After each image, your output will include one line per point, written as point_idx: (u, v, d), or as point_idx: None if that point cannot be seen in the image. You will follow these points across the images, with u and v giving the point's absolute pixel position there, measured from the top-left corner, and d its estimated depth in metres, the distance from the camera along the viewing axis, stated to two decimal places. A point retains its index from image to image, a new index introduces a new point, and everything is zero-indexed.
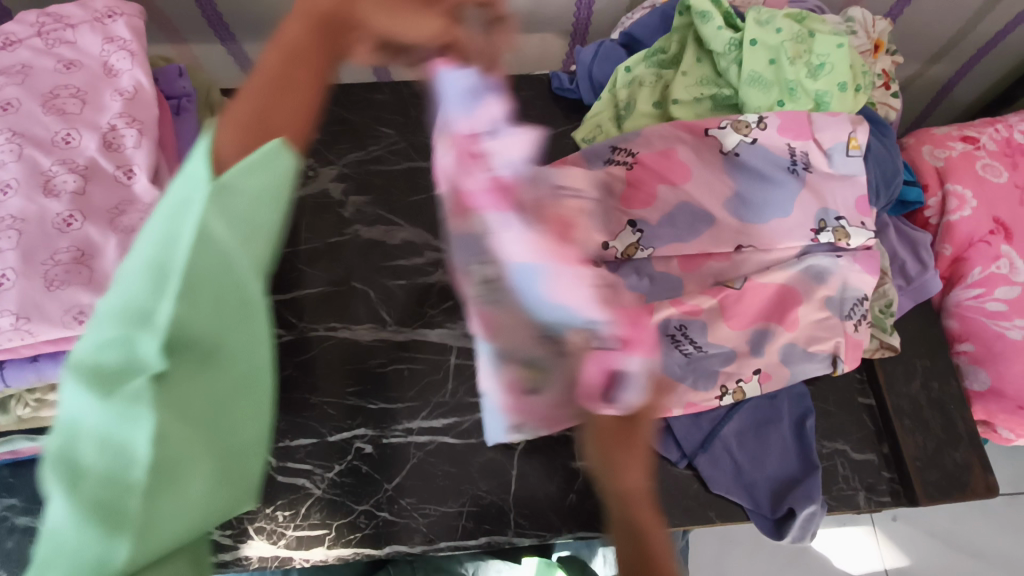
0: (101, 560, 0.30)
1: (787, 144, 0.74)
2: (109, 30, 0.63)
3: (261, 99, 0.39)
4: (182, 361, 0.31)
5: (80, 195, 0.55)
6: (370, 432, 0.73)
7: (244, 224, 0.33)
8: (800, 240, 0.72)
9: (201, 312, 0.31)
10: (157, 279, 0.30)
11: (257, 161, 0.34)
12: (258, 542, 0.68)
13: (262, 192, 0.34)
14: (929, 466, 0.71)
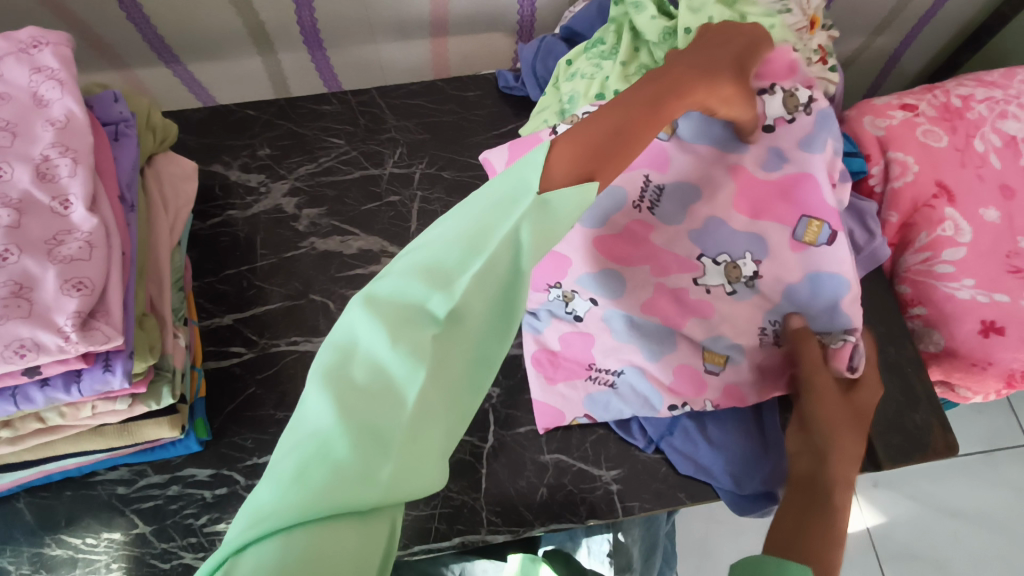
0: (365, 471, 0.39)
1: (724, 131, 0.71)
2: (36, 59, 0.63)
3: (590, 140, 0.52)
4: (459, 324, 0.45)
5: (14, 229, 0.54)
6: None
7: (543, 238, 0.47)
8: (741, 241, 0.70)
9: (488, 287, 0.45)
10: (466, 252, 0.45)
11: (570, 194, 0.49)
12: None
13: (564, 220, 0.49)
14: (890, 430, 0.73)
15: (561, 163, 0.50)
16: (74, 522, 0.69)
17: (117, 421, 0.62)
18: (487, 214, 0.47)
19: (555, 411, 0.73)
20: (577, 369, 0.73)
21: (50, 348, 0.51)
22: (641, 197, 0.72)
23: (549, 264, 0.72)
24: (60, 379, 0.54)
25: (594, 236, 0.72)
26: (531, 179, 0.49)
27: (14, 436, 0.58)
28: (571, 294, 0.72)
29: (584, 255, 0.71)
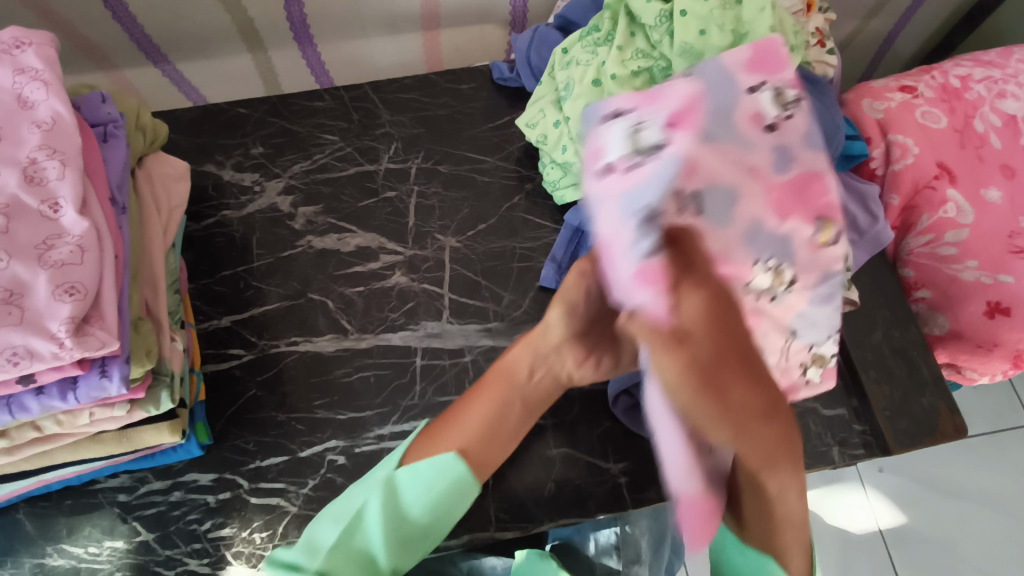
0: None
1: (744, 108, 0.54)
2: (19, 60, 0.61)
3: (433, 434, 0.64)
4: None
5: (4, 234, 0.53)
6: (341, 443, 0.72)
7: (405, 504, 0.60)
8: (781, 248, 0.59)
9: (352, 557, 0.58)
10: (339, 515, 0.61)
11: (417, 472, 0.61)
12: (236, 567, 0.67)
13: (423, 496, 0.60)
14: (898, 414, 0.72)
15: (428, 446, 0.63)
16: (76, 531, 0.68)
17: (116, 428, 0.61)
18: (362, 486, 0.63)
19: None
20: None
21: (45, 355, 0.50)
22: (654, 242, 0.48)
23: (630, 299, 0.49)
24: (55, 387, 0.53)
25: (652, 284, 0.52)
26: (389, 465, 0.63)
27: (10, 446, 0.57)
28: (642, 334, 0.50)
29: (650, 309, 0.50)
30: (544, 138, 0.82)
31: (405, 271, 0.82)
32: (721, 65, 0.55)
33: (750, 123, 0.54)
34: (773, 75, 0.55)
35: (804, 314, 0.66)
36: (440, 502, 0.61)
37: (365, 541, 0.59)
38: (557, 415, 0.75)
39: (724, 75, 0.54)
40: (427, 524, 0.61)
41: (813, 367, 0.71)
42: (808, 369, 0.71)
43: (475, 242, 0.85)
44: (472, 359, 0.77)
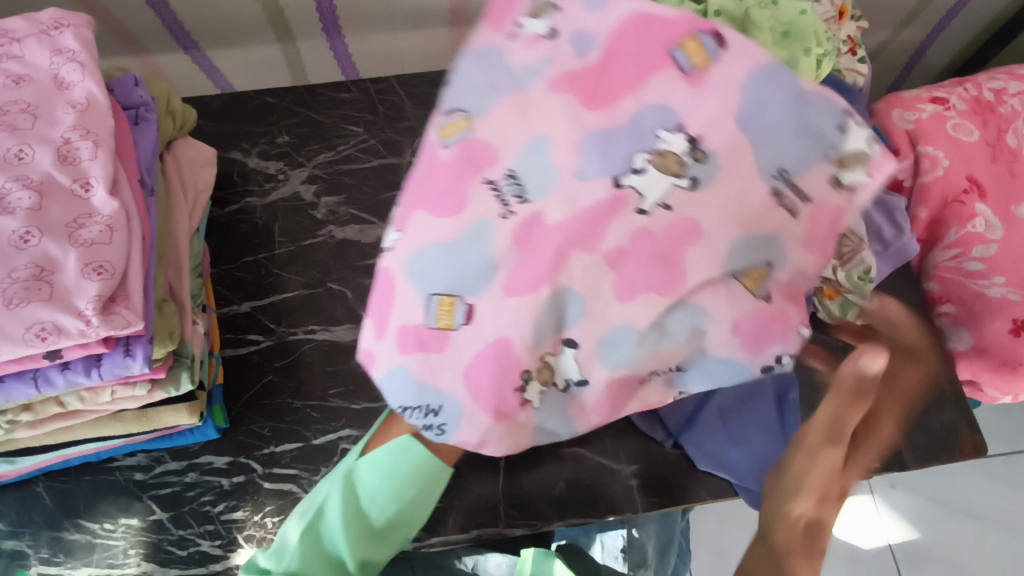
0: None
1: (506, 61, 0.53)
2: (57, 41, 0.62)
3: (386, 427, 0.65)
4: None
5: (35, 211, 0.54)
6: (354, 432, 0.73)
7: (366, 497, 0.62)
8: (642, 133, 0.47)
9: (319, 551, 0.61)
10: (303, 513, 0.64)
11: (375, 464, 0.62)
12: (247, 550, 0.68)
13: (384, 486, 0.62)
14: (916, 429, 0.72)
15: (388, 433, 0.64)
16: (92, 507, 0.70)
17: (136, 407, 0.62)
18: (325, 481, 0.65)
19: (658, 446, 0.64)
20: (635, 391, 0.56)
21: (72, 332, 0.51)
22: (413, 407, 0.56)
23: (484, 392, 0.52)
24: (80, 363, 0.54)
25: (502, 340, 0.50)
26: (350, 461, 0.65)
27: (34, 420, 0.58)
28: (532, 402, 0.54)
29: (530, 366, 0.51)
30: None
31: None
32: (473, 55, 0.55)
33: (525, 52, 0.53)
34: (514, 13, 0.55)
35: (774, 151, 0.46)
36: (403, 490, 0.62)
37: (330, 534, 0.62)
38: None
39: (491, 56, 0.54)
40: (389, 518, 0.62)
41: (853, 167, 0.46)
42: (849, 169, 0.46)
43: None
44: None
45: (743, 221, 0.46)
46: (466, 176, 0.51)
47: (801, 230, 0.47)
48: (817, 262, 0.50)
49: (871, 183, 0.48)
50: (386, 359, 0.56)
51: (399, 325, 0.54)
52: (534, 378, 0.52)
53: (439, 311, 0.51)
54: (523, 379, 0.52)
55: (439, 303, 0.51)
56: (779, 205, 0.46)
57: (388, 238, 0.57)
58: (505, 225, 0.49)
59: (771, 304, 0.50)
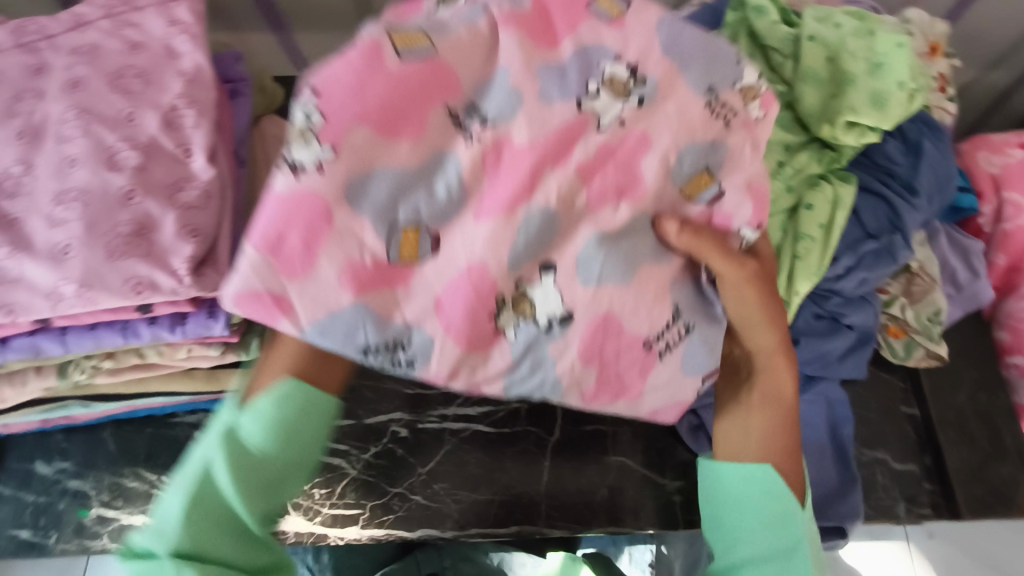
0: None
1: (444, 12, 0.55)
2: (172, 14, 0.65)
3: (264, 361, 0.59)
4: (198, 554, 0.54)
5: (141, 170, 0.57)
6: (405, 416, 0.75)
7: (251, 453, 0.56)
8: (587, 62, 0.54)
9: (210, 521, 0.55)
10: (182, 482, 0.56)
11: (259, 412, 0.56)
12: (293, 517, 0.70)
13: (270, 435, 0.56)
14: (973, 480, 0.71)
15: (262, 378, 0.58)
16: (152, 458, 0.73)
17: (207, 367, 0.65)
18: (201, 441, 0.58)
19: (653, 412, 0.63)
20: (629, 344, 0.58)
21: (165, 289, 0.53)
22: (374, 349, 0.54)
23: (457, 321, 0.54)
24: (167, 319, 0.57)
25: (483, 262, 0.53)
26: (227, 415, 0.57)
27: (115, 368, 0.61)
28: (506, 332, 0.56)
29: (505, 289, 0.55)
30: None
31: None
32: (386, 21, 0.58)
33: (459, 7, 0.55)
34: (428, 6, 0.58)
35: (703, 72, 0.55)
36: (296, 436, 0.57)
37: (219, 497, 0.55)
38: (618, 423, 0.75)
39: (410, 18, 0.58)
40: (280, 471, 0.57)
41: (751, 100, 0.56)
42: (748, 104, 0.56)
43: None
44: None
45: (687, 130, 0.54)
46: (427, 95, 0.52)
47: (743, 131, 0.56)
48: (760, 191, 0.57)
49: (765, 118, 0.58)
50: (332, 301, 0.52)
51: (343, 261, 0.51)
52: (511, 309, 0.56)
53: (402, 244, 0.53)
54: (498, 304, 0.55)
55: (403, 235, 0.53)
56: (711, 114, 0.54)
57: (300, 153, 0.50)
58: (464, 150, 0.53)
59: (722, 202, 0.56)
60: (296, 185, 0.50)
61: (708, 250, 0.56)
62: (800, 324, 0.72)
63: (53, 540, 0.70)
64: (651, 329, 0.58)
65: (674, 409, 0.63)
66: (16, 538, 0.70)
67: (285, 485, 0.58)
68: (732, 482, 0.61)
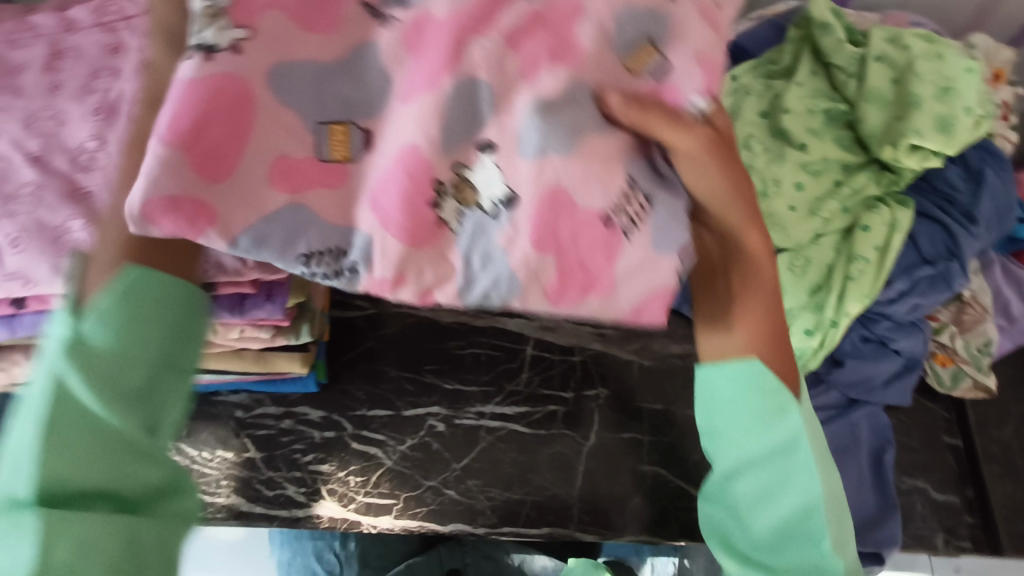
0: None
1: None
2: None
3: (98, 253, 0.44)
4: (63, 489, 0.40)
5: None
6: (443, 410, 0.75)
7: (104, 355, 0.42)
8: None
9: (59, 450, 0.41)
10: (23, 417, 0.43)
11: (106, 303, 0.42)
12: (328, 502, 0.71)
13: (126, 325, 0.42)
14: (1016, 516, 0.70)
15: (91, 276, 0.43)
16: (193, 434, 0.74)
17: (257, 349, 0.66)
18: (37, 369, 0.43)
19: (635, 310, 0.43)
20: (587, 220, 0.40)
21: (229, 269, 0.54)
22: (318, 253, 0.41)
23: (393, 213, 0.40)
24: (227, 300, 0.58)
25: (416, 142, 0.40)
26: (59, 323, 0.43)
27: None
28: (452, 225, 0.41)
29: (441, 173, 0.40)
30: None
31: None
32: None
33: None
34: None
35: None
36: (157, 326, 0.43)
37: (73, 416, 0.42)
38: (656, 432, 0.75)
39: None
40: (145, 375, 0.43)
41: None
42: None
43: None
44: (581, 359, 0.78)
45: None
46: None
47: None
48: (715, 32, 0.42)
49: None
50: (260, 203, 0.40)
51: (272, 157, 0.40)
52: (450, 195, 0.41)
53: (332, 140, 0.41)
54: (436, 194, 0.40)
55: (328, 131, 0.41)
56: None
57: (209, 33, 0.40)
58: (386, 34, 0.41)
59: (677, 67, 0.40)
60: (204, 79, 0.39)
61: (659, 124, 0.40)
62: (846, 345, 0.71)
63: None
64: (608, 199, 0.40)
65: (659, 303, 0.43)
66: None
67: (165, 391, 0.45)
68: (713, 391, 0.55)
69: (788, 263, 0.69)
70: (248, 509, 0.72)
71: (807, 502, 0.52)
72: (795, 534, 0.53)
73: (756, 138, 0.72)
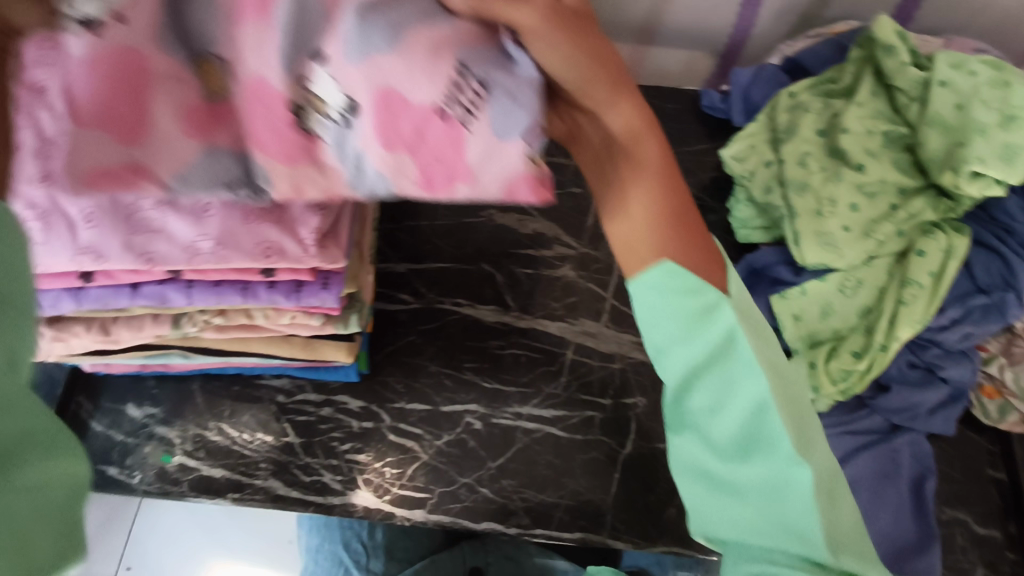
0: None
1: None
2: None
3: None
4: None
5: None
6: (481, 409, 0.76)
7: None
8: None
9: None
10: None
11: None
12: (364, 492, 0.72)
13: None
14: None
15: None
16: (235, 416, 0.75)
17: (306, 336, 0.67)
18: None
19: (506, 195, 0.36)
20: (422, 115, 0.33)
21: (294, 255, 0.55)
22: (234, 181, 0.37)
23: (275, 135, 0.35)
24: (284, 286, 0.59)
25: (262, 68, 0.33)
26: None
27: (223, 325, 0.63)
28: (320, 135, 0.35)
29: (295, 95, 0.34)
30: (748, 175, 0.78)
31: (574, 267, 0.84)
32: None
33: None
34: None
35: None
36: None
37: None
38: None
39: None
40: None
41: None
42: None
43: None
44: (621, 367, 0.78)
45: None
46: None
47: None
48: None
49: None
50: (166, 151, 0.35)
51: (176, 110, 0.34)
52: (308, 109, 0.34)
53: (210, 79, 0.35)
54: (296, 114, 0.34)
55: (201, 69, 0.35)
56: None
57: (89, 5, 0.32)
58: None
59: None
60: (90, 59, 0.32)
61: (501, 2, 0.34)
62: (892, 370, 0.71)
63: (136, 481, 0.73)
64: (434, 88, 0.32)
65: (526, 181, 0.35)
66: (104, 474, 0.73)
67: None
68: (646, 310, 0.52)
69: (839, 283, 0.71)
70: (284, 493, 0.72)
71: (758, 404, 0.53)
72: (758, 438, 0.54)
73: (813, 156, 0.74)
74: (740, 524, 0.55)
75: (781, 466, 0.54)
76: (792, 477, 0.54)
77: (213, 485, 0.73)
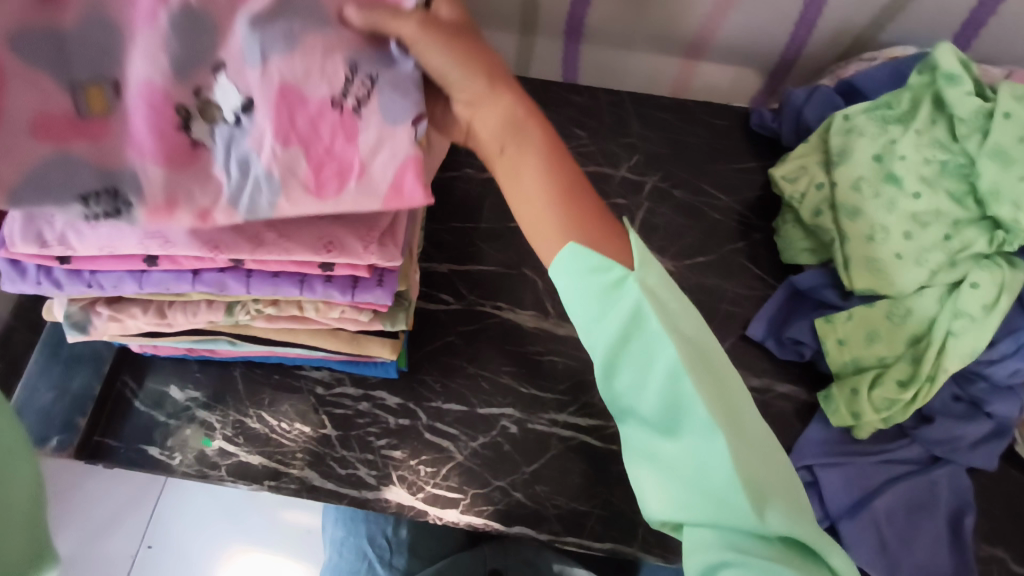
0: None
1: None
2: None
3: None
4: None
5: None
6: (517, 413, 0.76)
7: None
8: None
9: None
10: None
11: None
12: (398, 488, 0.73)
13: None
14: None
15: None
16: (275, 405, 0.76)
17: (352, 331, 0.68)
18: None
19: (394, 186, 0.45)
20: (317, 109, 0.45)
21: (354, 252, 0.55)
22: (93, 195, 0.43)
23: (143, 138, 0.43)
24: (340, 280, 0.60)
25: (149, 76, 0.43)
26: None
27: (275, 315, 0.64)
28: (205, 140, 0.45)
29: (181, 98, 0.44)
30: (799, 196, 0.79)
31: None
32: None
33: None
34: None
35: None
36: None
37: None
38: None
39: None
40: None
41: None
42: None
43: (688, 271, 0.83)
44: None
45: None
46: None
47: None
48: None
49: None
50: (22, 156, 0.42)
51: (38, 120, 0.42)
52: (197, 118, 0.44)
53: (88, 101, 0.43)
54: (181, 119, 0.44)
55: (85, 92, 0.43)
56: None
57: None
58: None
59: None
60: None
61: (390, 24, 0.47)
62: (936, 402, 0.70)
63: (176, 462, 0.74)
64: (331, 87, 0.45)
65: (412, 166, 0.45)
66: (145, 453, 0.74)
67: None
68: (563, 292, 0.56)
69: (886, 311, 0.71)
70: (319, 484, 0.73)
71: (671, 372, 0.54)
72: (680, 408, 0.55)
73: (867, 181, 0.74)
74: (670, 500, 0.55)
75: (700, 433, 0.54)
76: (711, 446, 0.54)
77: (250, 472, 0.73)
